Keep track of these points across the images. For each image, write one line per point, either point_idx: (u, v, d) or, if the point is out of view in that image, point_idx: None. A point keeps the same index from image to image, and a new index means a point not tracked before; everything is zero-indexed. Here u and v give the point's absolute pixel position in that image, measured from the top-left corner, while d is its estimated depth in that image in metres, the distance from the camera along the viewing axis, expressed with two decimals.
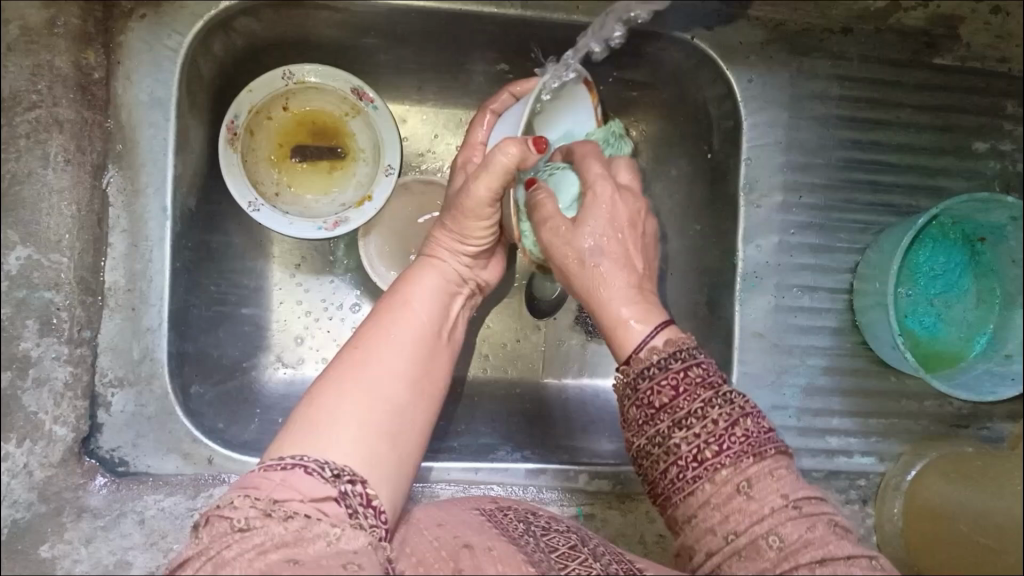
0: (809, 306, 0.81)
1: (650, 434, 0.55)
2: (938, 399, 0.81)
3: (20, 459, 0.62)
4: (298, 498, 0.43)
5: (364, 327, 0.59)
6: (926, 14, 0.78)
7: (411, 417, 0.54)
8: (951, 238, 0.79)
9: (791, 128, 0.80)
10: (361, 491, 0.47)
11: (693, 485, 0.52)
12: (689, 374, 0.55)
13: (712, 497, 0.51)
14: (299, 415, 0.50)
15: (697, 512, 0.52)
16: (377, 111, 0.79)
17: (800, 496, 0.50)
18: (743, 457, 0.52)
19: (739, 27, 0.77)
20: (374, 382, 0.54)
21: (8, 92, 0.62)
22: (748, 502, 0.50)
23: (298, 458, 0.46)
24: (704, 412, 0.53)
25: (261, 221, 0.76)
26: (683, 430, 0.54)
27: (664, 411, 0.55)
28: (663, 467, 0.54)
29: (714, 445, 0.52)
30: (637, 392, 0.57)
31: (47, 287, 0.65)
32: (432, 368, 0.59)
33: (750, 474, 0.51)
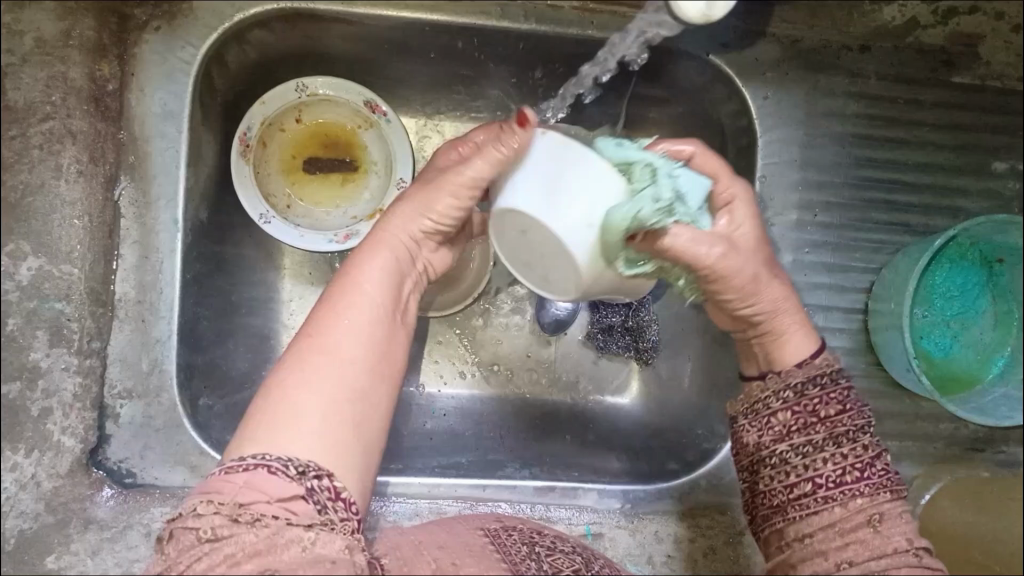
0: (823, 326, 0.80)
1: (796, 442, 0.54)
2: (954, 423, 0.80)
3: (28, 470, 0.62)
4: (265, 500, 0.42)
5: (311, 311, 0.53)
6: (946, 32, 0.77)
7: (375, 398, 0.51)
8: (969, 258, 0.77)
9: (806, 146, 0.79)
10: (329, 485, 0.45)
11: (821, 505, 0.52)
12: (852, 395, 0.55)
13: (840, 521, 0.51)
14: (255, 414, 0.47)
15: (818, 531, 0.52)
16: (390, 124, 0.79)
17: (921, 543, 0.51)
18: (882, 491, 0.52)
19: (754, 43, 0.77)
20: (336, 364, 0.50)
21: (24, 103, 0.63)
22: (873, 536, 0.51)
23: (260, 457, 0.44)
24: (858, 437, 0.53)
25: (272, 233, 0.76)
26: (835, 448, 0.53)
27: (822, 424, 0.53)
28: (795, 479, 0.53)
29: (858, 472, 0.52)
30: (797, 398, 0.55)
31: (58, 298, 0.65)
32: (393, 350, 0.54)
33: (884, 510, 0.51)
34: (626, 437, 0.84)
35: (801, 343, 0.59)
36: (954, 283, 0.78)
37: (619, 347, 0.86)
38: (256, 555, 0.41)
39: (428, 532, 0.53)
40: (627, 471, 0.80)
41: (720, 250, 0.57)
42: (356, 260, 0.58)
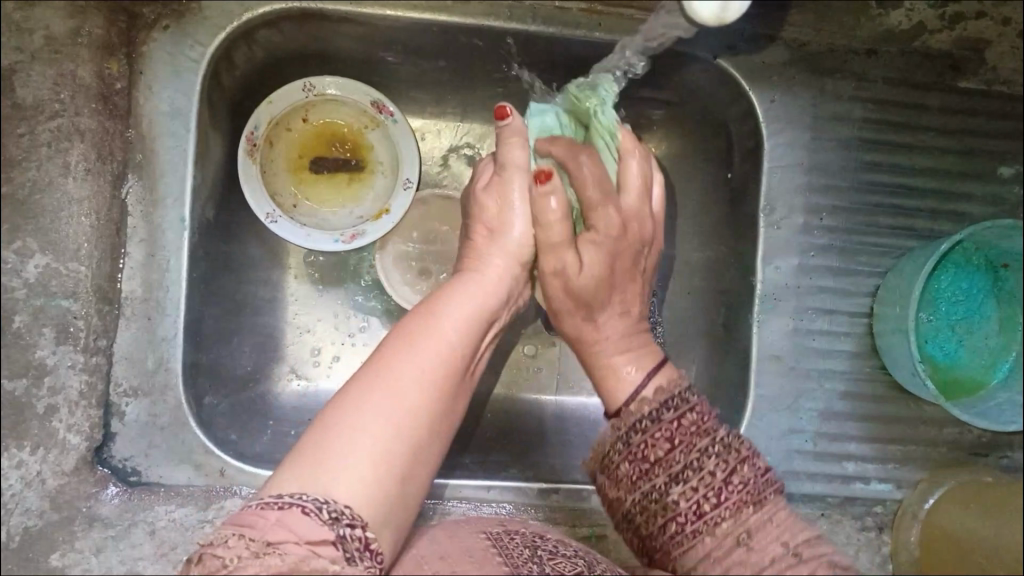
0: (827, 330, 0.80)
1: (644, 489, 0.55)
2: (958, 427, 0.80)
3: (33, 467, 0.63)
4: (294, 539, 0.41)
5: (390, 341, 0.55)
6: (953, 37, 0.77)
7: (426, 452, 0.51)
8: (974, 263, 0.78)
9: (813, 149, 0.79)
10: (361, 535, 0.44)
11: (694, 540, 0.52)
12: (682, 424, 0.56)
13: (714, 550, 0.52)
14: (315, 437, 0.47)
15: (700, 564, 0.52)
16: (397, 124, 0.80)
17: (799, 541, 0.51)
18: (745, 506, 0.53)
19: (760, 47, 0.77)
20: (405, 400, 0.50)
21: (32, 101, 0.63)
22: (749, 553, 0.51)
23: (297, 496, 0.43)
24: (700, 467, 0.54)
25: (278, 232, 0.76)
26: (681, 483, 0.54)
27: (659, 466, 0.55)
28: (662, 520, 0.54)
29: (713, 499, 0.53)
30: (630, 446, 0.57)
31: (65, 296, 0.65)
32: (452, 402, 0.55)
33: (751, 524, 0.52)
34: None
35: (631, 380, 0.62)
36: (960, 287, 0.78)
37: None
38: None
39: (428, 541, 0.53)
40: None
41: (556, 266, 0.65)
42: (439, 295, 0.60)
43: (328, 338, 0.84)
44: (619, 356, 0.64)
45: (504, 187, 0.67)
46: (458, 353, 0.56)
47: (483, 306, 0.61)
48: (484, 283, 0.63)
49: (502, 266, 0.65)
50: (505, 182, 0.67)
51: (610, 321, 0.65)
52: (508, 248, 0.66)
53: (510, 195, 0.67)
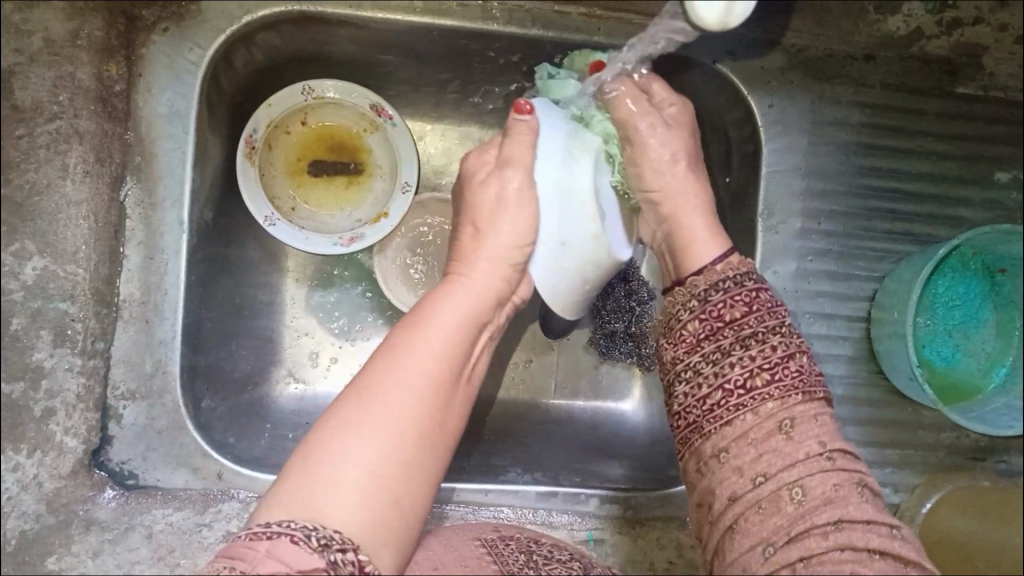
0: (826, 334, 0.80)
1: (707, 350, 0.58)
2: (955, 431, 0.80)
3: (30, 470, 0.62)
4: (284, 571, 0.40)
5: (375, 353, 0.54)
6: (950, 42, 0.77)
7: (422, 466, 0.50)
8: (971, 268, 0.78)
9: (811, 154, 0.80)
10: (353, 559, 0.43)
11: (733, 415, 0.54)
12: (758, 297, 0.59)
13: (752, 431, 0.53)
14: (300, 461, 0.47)
15: (731, 443, 0.54)
16: (396, 128, 0.79)
17: (835, 447, 0.51)
18: (793, 394, 0.54)
19: (760, 51, 0.77)
20: (392, 415, 0.50)
21: (31, 103, 0.63)
22: (785, 444, 0.52)
23: (284, 524, 0.43)
24: (764, 339, 0.57)
25: (276, 236, 0.75)
26: (741, 350, 0.56)
27: (729, 328, 0.58)
28: (708, 389, 0.56)
29: (767, 375, 0.55)
30: (705, 307, 0.60)
31: (62, 298, 0.65)
32: (448, 406, 0.54)
33: (795, 414, 0.53)
34: (627, 443, 0.84)
35: (709, 249, 0.66)
36: (957, 292, 0.78)
37: (620, 353, 0.85)
38: None
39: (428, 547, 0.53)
40: (628, 477, 0.81)
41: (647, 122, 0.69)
42: (429, 301, 0.59)
43: (326, 341, 0.84)
44: (694, 219, 0.68)
45: (503, 178, 0.64)
46: (450, 361, 0.55)
47: (476, 311, 0.60)
48: (477, 284, 0.62)
49: (493, 265, 0.63)
50: (505, 176, 0.64)
51: (689, 187, 0.70)
52: (496, 247, 0.63)
53: (506, 189, 0.64)
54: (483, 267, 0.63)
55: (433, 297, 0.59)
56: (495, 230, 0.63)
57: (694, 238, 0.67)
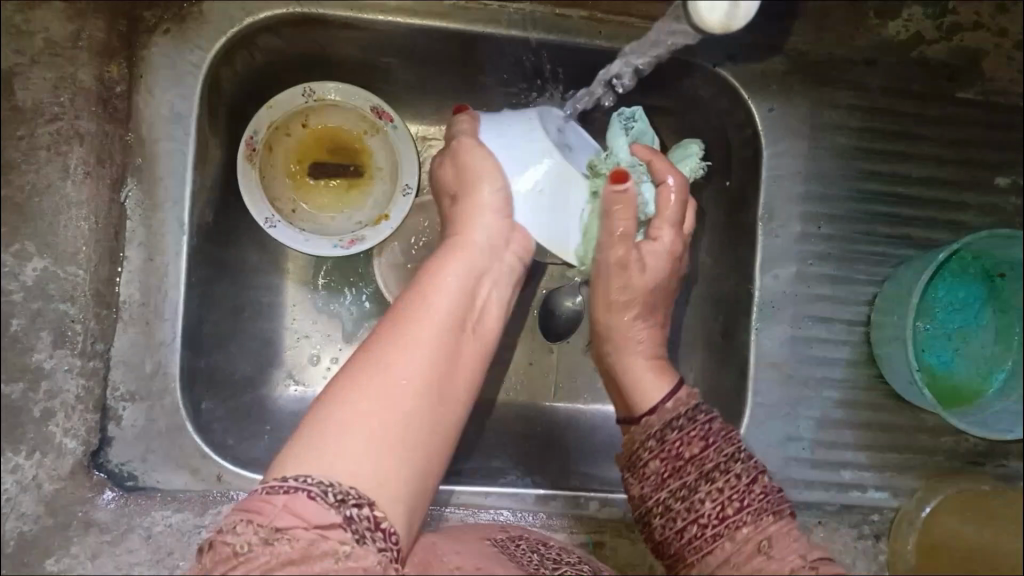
0: (825, 337, 0.80)
1: (674, 486, 0.60)
2: (954, 436, 0.80)
3: (29, 471, 0.62)
4: (302, 525, 0.42)
5: (383, 320, 0.54)
6: (950, 47, 0.78)
7: (434, 421, 0.51)
8: (971, 272, 0.78)
9: (811, 157, 0.80)
10: (369, 515, 0.44)
11: (713, 544, 0.57)
12: (711, 430, 0.62)
13: (733, 555, 0.56)
14: (312, 421, 0.47)
15: (716, 569, 0.56)
16: (396, 131, 0.79)
17: (816, 557, 0.54)
18: (764, 514, 0.57)
19: (760, 56, 0.77)
20: (399, 371, 0.50)
21: (32, 103, 0.62)
22: (768, 561, 0.54)
23: (302, 479, 0.44)
24: (726, 470, 0.59)
25: (277, 237, 0.75)
26: (707, 485, 0.59)
27: (691, 463, 0.60)
28: (683, 522, 0.59)
29: (736, 503, 0.57)
30: (665, 444, 0.62)
31: (63, 299, 0.65)
32: (453, 369, 0.54)
33: (772, 533, 0.56)
34: None
35: (658, 384, 0.68)
36: (957, 296, 0.78)
37: None
38: (289, 564, 0.41)
39: (437, 540, 0.53)
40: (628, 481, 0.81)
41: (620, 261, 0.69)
42: (433, 268, 0.60)
43: (326, 342, 0.84)
44: (638, 363, 0.71)
45: (456, 152, 0.66)
46: (455, 322, 0.56)
47: (476, 275, 0.61)
48: (472, 247, 0.62)
49: (489, 225, 0.63)
50: (455, 148, 0.66)
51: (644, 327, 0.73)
52: (484, 203, 0.64)
53: (462, 155, 0.66)
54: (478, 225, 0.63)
55: (433, 264, 0.60)
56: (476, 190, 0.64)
57: (641, 378, 0.69)
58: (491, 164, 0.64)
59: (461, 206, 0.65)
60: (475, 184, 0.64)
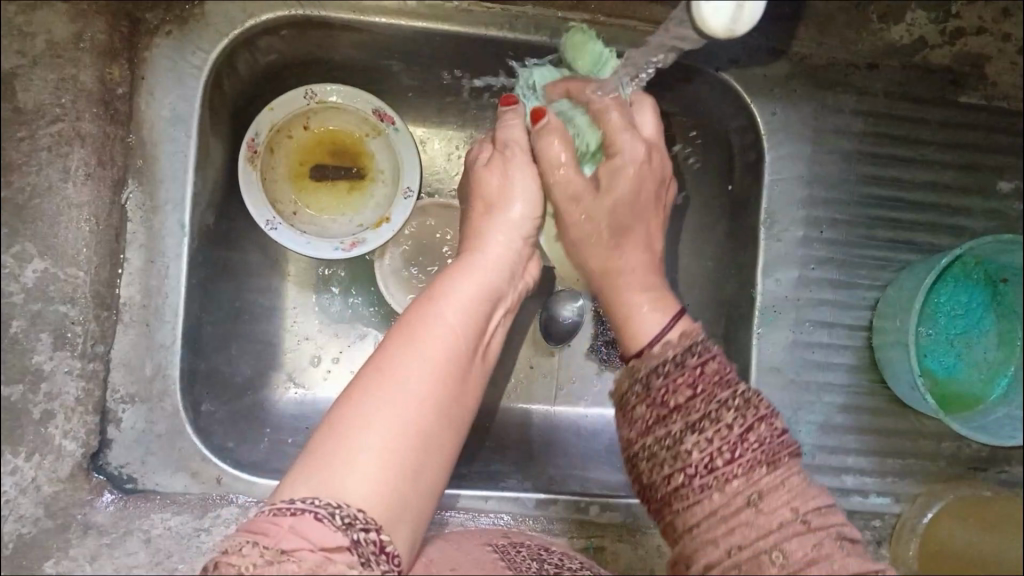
0: (827, 342, 0.80)
1: (659, 433, 0.54)
2: (956, 441, 0.80)
3: (28, 474, 0.61)
4: (309, 547, 0.40)
5: (390, 337, 0.54)
6: (953, 52, 0.78)
7: (439, 441, 0.50)
8: (974, 277, 0.78)
9: (814, 162, 0.80)
10: (374, 539, 0.43)
11: (699, 494, 0.52)
12: (704, 372, 0.56)
13: (721, 507, 0.51)
14: (321, 441, 0.47)
15: (702, 521, 0.51)
16: (398, 133, 0.79)
17: (810, 509, 0.50)
18: (757, 467, 0.51)
19: (763, 60, 0.77)
20: (407, 393, 0.50)
21: (33, 104, 0.62)
22: (757, 515, 0.50)
23: (309, 500, 0.42)
24: (717, 418, 0.53)
25: (277, 240, 0.75)
26: (696, 433, 0.53)
27: (677, 412, 0.54)
28: (669, 470, 0.53)
29: (727, 453, 0.52)
30: (651, 391, 0.56)
31: (63, 301, 0.64)
32: (461, 390, 0.54)
33: (763, 487, 0.51)
34: None
35: (654, 317, 0.63)
36: (959, 301, 0.78)
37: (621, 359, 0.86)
38: None
39: (438, 548, 0.53)
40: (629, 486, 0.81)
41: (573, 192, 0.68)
42: (440, 286, 0.59)
43: (327, 345, 0.84)
44: (636, 295, 0.65)
45: (506, 162, 0.69)
46: (461, 341, 0.56)
47: (484, 293, 0.61)
48: (482, 265, 0.63)
49: (506, 243, 0.67)
50: (509, 157, 0.69)
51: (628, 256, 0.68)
52: (511, 223, 0.68)
53: (512, 168, 0.68)
54: (497, 238, 0.66)
55: (443, 281, 0.60)
56: (507, 211, 0.68)
57: (633, 308, 0.64)
58: (532, 188, 0.68)
59: (484, 221, 0.68)
60: (507, 207, 0.68)
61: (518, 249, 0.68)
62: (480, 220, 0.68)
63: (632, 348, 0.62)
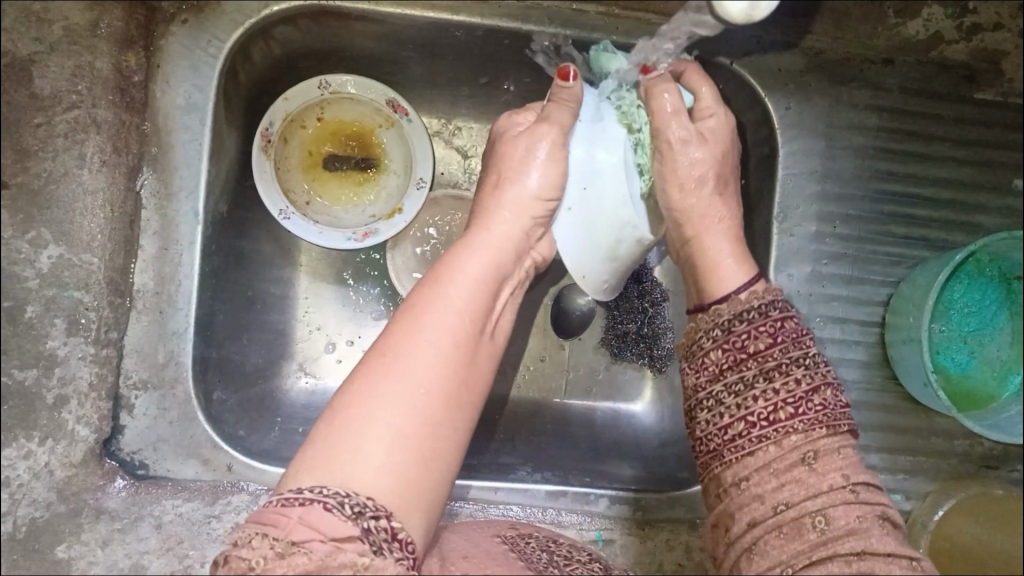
0: (839, 338, 0.80)
1: (730, 380, 0.55)
2: (969, 439, 0.80)
3: (41, 458, 0.62)
4: (319, 538, 0.41)
5: (396, 314, 0.53)
6: (970, 48, 0.78)
7: (447, 426, 0.50)
8: (987, 274, 0.77)
9: (827, 157, 0.79)
10: (385, 527, 0.44)
11: (756, 446, 0.52)
12: (784, 327, 0.55)
13: (774, 461, 0.51)
14: (325, 426, 0.47)
15: (753, 474, 0.52)
16: (411, 124, 0.79)
17: (859, 481, 0.50)
18: (817, 427, 0.52)
19: (779, 54, 0.77)
20: (415, 375, 0.49)
21: (49, 91, 0.63)
22: (808, 475, 0.50)
23: (318, 491, 0.43)
24: (787, 372, 0.53)
25: (290, 229, 0.75)
26: (765, 383, 0.53)
27: (753, 359, 0.54)
28: (729, 419, 0.54)
29: (790, 408, 0.52)
30: (730, 334, 0.56)
31: (77, 287, 0.65)
32: (472, 369, 0.53)
33: (820, 447, 0.51)
34: (637, 441, 0.85)
35: (736, 272, 0.63)
36: (972, 299, 0.77)
37: (631, 354, 0.85)
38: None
39: (450, 540, 0.53)
40: (636, 479, 0.81)
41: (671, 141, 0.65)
42: (450, 261, 0.58)
43: (338, 333, 0.84)
44: (720, 246, 0.65)
45: (535, 135, 0.63)
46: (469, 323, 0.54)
47: (495, 267, 0.59)
48: (494, 239, 0.61)
49: (512, 222, 0.63)
50: (535, 132, 0.63)
51: (710, 209, 0.67)
52: (517, 201, 0.63)
53: (535, 146, 0.63)
54: (504, 217, 0.63)
55: (451, 259, 0.58)
56: (520, 188, 0.63)
57: (720, 261, 0.63)
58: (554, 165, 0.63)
59: (490, 194, 0.65)
60: (520, 183, 0.63)
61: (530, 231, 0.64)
62: (490, 192, 0.65)
63: (713, 296, 0.62)
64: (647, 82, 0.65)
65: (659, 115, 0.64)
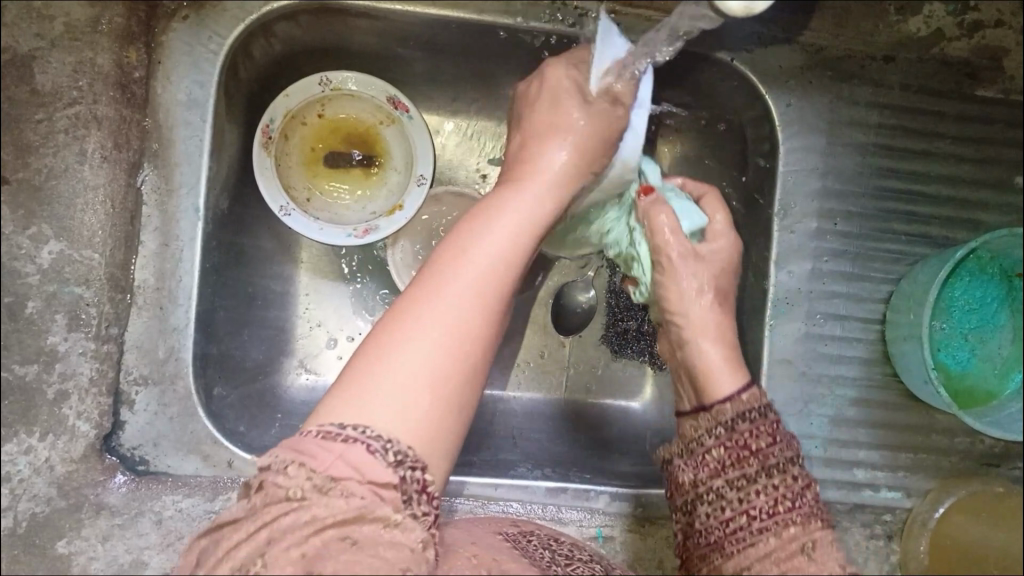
0: (839, 335, 0.80)
1: (731, 474, 0.58)
2: (970, 436, 0.79)
3: (42, 453, 0.63)
4: (356, 479, 0.42)
5: (433, 260, 0.54)
6: (971, 45, 0.77)
7: (475, 378, 0.50)
8: (988, 272, 0.77)
9: (828, 154, 0.79)
10: (419, 478, 0.44)
11: (756, 537, 0.54)
12: (782, 429, 0.59)
13: (775, 550, 0.53)
14: (364, 363, 0.47)
15: (755, 563, 0.53)
16: (411, 121, 0.79)
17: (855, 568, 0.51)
18: (814, 520, 0.54)
19: (778, 51, 0.77)
20: (451, 322, 0.50)
21: (51, 87, 0.63)
22: (809, 562, 0.51)
23: (360, 430, 0.43)
24: (786, 470, 0.57)
25: (290, 227, 0.75)
26: (765, 478, 0.56)
27: (753, 456, 0.58)
28: (731, 513, 0.56)
29: (789, 502, 0.55)
30: (731, 432, 0.60)
31: (77, 283, 0.65)
32: (500, 322, 0.54)
33: (818, 537, 0.53)
34: (638, 440, 0.84)
35: (728, 381, 0.64)
36: (974, 296, 0.77)
37: (632, 352, 0.86)
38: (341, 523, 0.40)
39: (451, 532, 0.53)
40: (639, 475, 0.80)
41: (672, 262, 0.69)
42: (486, 212, 0.58)
43: (339, 329, 0.84)
44: (715, 351, 0.67)
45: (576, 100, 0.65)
46: (498, 277, 0.54)
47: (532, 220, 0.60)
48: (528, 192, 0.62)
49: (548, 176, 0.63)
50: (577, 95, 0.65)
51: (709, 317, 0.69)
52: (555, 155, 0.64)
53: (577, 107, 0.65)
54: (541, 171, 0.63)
55: (488, 209, 0.59)
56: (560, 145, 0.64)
57: (713, 367, 0.65)
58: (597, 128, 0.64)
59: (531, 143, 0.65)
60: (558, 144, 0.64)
61: (566, 199, 0.64)
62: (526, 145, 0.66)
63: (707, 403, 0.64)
64: (647, 201, 0.70)
65: (658, 237, 0.69)
